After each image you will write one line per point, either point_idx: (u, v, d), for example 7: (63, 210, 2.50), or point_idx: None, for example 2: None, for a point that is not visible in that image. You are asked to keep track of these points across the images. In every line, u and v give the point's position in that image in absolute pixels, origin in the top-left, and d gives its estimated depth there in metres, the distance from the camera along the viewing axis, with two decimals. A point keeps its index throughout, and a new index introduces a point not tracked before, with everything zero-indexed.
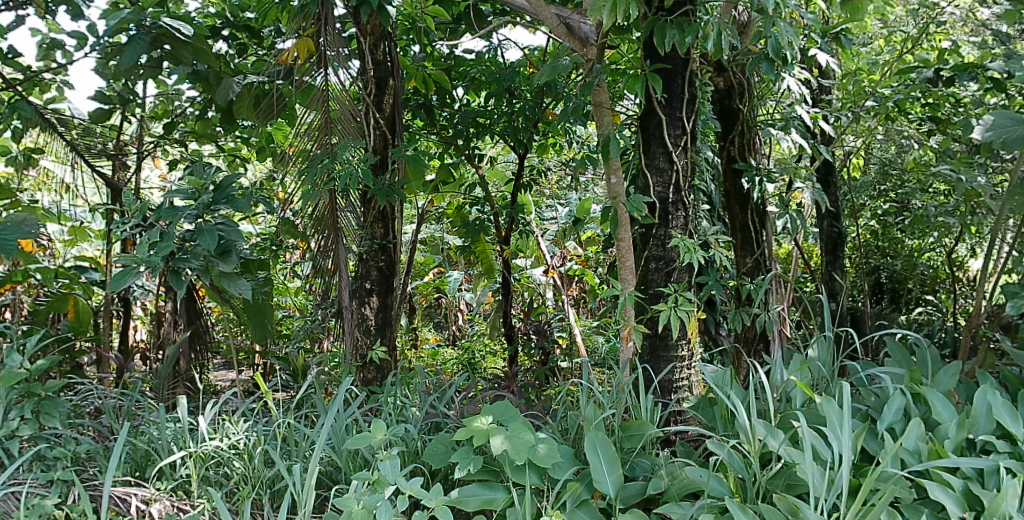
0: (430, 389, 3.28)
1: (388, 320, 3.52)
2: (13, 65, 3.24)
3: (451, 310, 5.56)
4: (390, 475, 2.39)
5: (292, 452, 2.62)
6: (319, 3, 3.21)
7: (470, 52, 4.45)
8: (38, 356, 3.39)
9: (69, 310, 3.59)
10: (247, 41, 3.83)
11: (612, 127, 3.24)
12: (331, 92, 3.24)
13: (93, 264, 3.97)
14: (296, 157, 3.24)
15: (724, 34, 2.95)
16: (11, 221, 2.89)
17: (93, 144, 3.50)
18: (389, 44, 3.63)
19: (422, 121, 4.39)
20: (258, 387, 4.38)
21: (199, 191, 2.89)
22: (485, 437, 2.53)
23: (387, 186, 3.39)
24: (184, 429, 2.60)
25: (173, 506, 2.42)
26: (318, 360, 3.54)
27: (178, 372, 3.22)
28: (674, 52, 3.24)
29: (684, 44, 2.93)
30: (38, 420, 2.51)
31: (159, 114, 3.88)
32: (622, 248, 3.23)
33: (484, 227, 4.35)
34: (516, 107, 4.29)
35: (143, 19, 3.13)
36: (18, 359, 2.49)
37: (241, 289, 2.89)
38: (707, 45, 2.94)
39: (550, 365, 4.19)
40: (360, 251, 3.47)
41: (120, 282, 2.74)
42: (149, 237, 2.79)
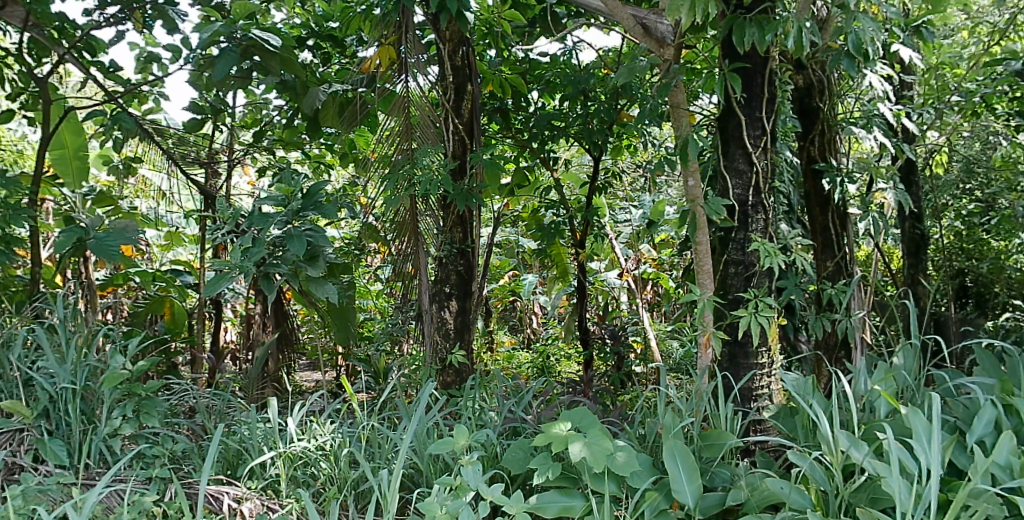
0: (509, 394, 3.27)
1: (467, 324, 3.55)
2: (115, 79, 3.37)
3: (526, 314, 5.53)
4: (472, 481, 2.44)
5: (376, 454, 2.69)
6: (400, 12, 3.25)
7: (547, 54, 4.50)
8: (138, 355, 3.58)
9: (166, 312, 3.82)
10: (331, 50, 3.95)
11: (690, 129, 3.20)
12: (411, 98, 3.31)
13: (187, 267, 4.13)
14: (378, 163, 3.33)
15: (807, 31, 2.92)
16: (115, 228, 3.06)
17: (186, 153, 3.65)
18: (468, 49, 3.68)
19: (498, 125, 4.44)
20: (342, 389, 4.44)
21: (289, 199, 2.99)
22: (564, 444, 2.55)
23: (466, 191, 3.43)
24: (274, 429, 2.70)
25: (263, 505, 2.51)
26: (399, 363, 3.58)
27: (267, 373, 3.35)
28: (753, 50, 3.19)
29: (765, 42, 2.88)
30: (139, 419, 2.63)
31: (249, 123, 3.99)
32: (700, 251, 3.19)
33: (560, 231, 4.28)
34: (591, 109, 4.25)
35: (234, 31, 3.23)
36: (122, 360, 2.64)
37: (328, 293, 2.95)
38: (790, 42, 2.89)
39: (626, 370, 4.13)
40: (440, 256, 3.50)
41: (214, 287, 2.81)
42: (242, 243, 2.87)
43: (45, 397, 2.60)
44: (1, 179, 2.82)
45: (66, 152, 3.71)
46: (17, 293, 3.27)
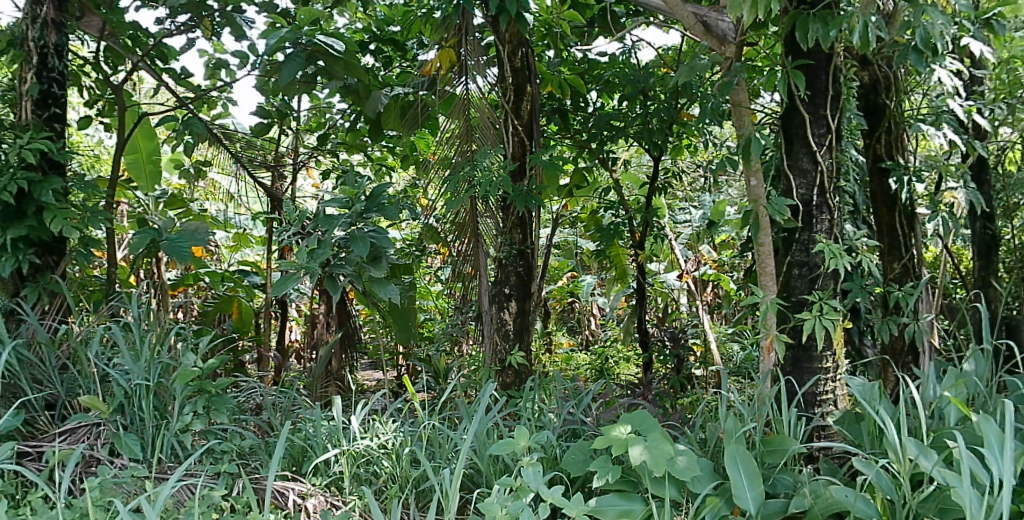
0: (568, 396, 3.26)
1: (527, 325, 3.56)
2: (186, 85, 3.47)
3: (584, 315, 5.51)
4: (532, 482, 2.44)
5: (437, 453, 2.72)
6: (460, 14, 3.29)
7: (605, 54, 4.48)
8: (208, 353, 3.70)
9: (234, 311, 3.96)
10: (392, 53, 4.00)
11: (752, 127, 3.15)
12: (471, 100, 3.33)
13: (254, 268, 4.25)
14: (438, 166, 3.36)
15: (871, 26, 2.80)
16: (186, 229, 3.17)
17: (253, 157, 3.75)
18: (527, 50, 3.69)
19: (557, 125, 4.45)
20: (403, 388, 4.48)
21: (353, 201, 3.04)
22: (624, 447, 2.54)
23: (526, 192, 3.43)
24: (338, 427, 2.75)
25: (327, 501, 2.56)
26: (459, 363, 3.61)
27: (330, 371, 3.43)
28: (817, 46, 3.12)
29: (829, 38, 2.80)
30: (209, 415, 2.71)
31: (313, 126, 4.07)
32: (762, 252, 3.13)
33: (619, 232, 4.24)
34: (650, 108, 4.20)
35: (300, 37, 3.32)
36: (193, 357, 2.72)
37: (390, 294, 3.00)
38: (853, 38, 2.76)
39: (685, 373, 4.08)
40: (500, 257, 3.53)
41: (281, 288, 2.88)
42: (308, 244, 2.94)
43: (120, 392, 2.68)
44: (80, 183, 2.93)
45: (140, 156, 3.83)
46: (94, 292, 3.39)
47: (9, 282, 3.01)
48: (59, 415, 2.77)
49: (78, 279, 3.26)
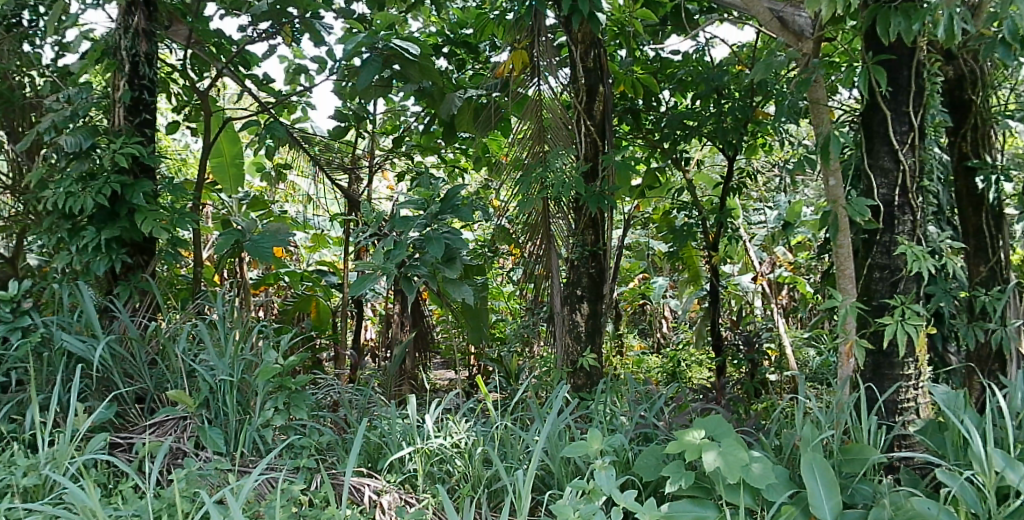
0: (640, 399, 3.23)
1: (599, 327, 3.54)
2: (268, 90, 3.57)
3: (655, 318, 5.43)
4: (605, 485, 2.43)
5: (508, 453, 2.74)
6: (532, 16, 3.31)
7: (678, 52, 4.43)
8: (289, 351, 3.82)
9: (312, 311, 4.12)
10: (465, 56, 4.06)
11: (832, 126, 3.05)
12: (544, 101, 3.34)
13: (332, 267, 4.40)
14: (511, 167, 3.38)
15: (958, 17, 2.68)
16: (268, 230, 3.33)
17: (331, 159, 3.83)
18: (599, 51, 3.68)
19: (629, 125, 4.45)
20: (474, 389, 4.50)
21: (428, 202, 3.09)
22: (698, 452, 2.51)
23: (598, 193, 3.41)
24: (412, 425, 2.80)
25: (401, 498, 2.60)
26: (530, 365, 3.61)
27: (404, 371, 3.50)
28: (899, 41, 3.01)
29: (912, 32, 2.70)
30: (289, 411, 2.79)
31: (389, 129, 4.13)
32: (841, 255, 3.03)
33: (692, 233, 4.17)
34: (724, 107, 4.14)
35: (376, 42, 3.39)
36: (275, 355, 2.80)
37: (464, 294, 3.02)
38: (938, 32, 2.67)
39: (760, 378, 3.99)
40: (572, 257, 3.53)
41: (359, 288, 2.94)
42: (385, 245, 2.99)
43: (206, 387, 2.79)
44: (168, 186, 3.05)
45: (224, 159, 3.97)
46: (181, 290, 3.52)
47: (103, 281, 3.15)
48: (148, 409, 2.89)
49: (166, 279, 3.39)
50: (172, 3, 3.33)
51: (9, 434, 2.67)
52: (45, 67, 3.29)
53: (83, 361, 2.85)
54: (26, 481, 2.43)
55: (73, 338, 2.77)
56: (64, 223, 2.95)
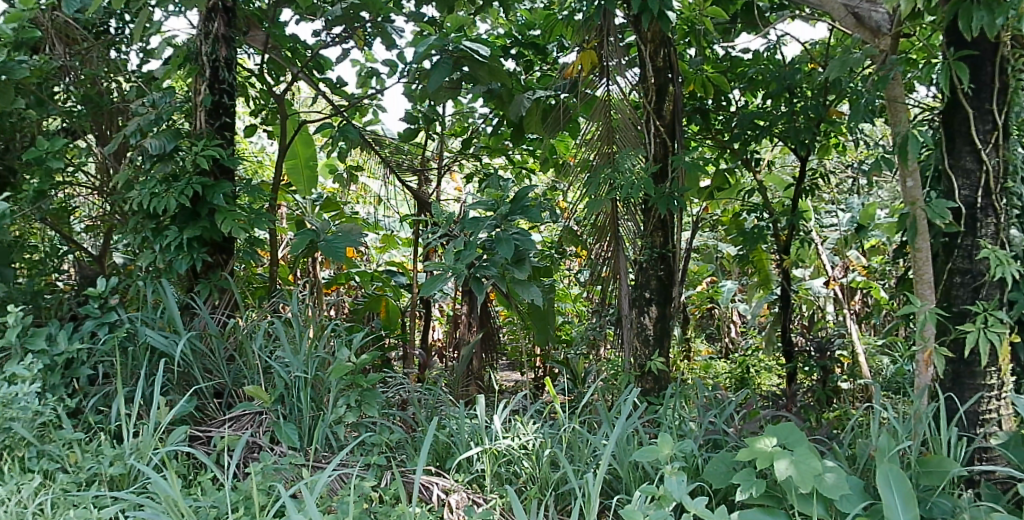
0: (710, 405, 3.19)
1: (667, 330, 3.51)
2: (341, 94, 3.66)
3: (723, 321, 5.33)
4: (676, 491, 2.40)
5: (576, 456, 2.74)
6: (601, 15, 3.29)
7: (749, 50, 4.34)
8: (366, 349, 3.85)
9: (381, 311, 4.19)
10: (534, 56, 4.04)
11: (910, 126, 2.96)
12: (612, 101, 3.33)
13: (401, 268, 4.43)
14: (578, 168, 3.38)
15: None
16: (342, 230, 3.42)
17: (401, 161, 3.95)
18: (669, 49, 3.65)
19: (698, 126, 4.37)
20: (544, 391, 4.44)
21: (498, 203, 3.11)
22: (769, 460, 2.47)
23: (668, 194, 3.37)
24: (480, 426, 2.82)
25: (469, 497, 2.62)
26: (597, 368, 3.60)
27: (471, 371, 3.55)
28: (982, 35, 2.87)
29: (995, 26, 2.60)
30: (361, 408, 2.84)
31: (457, 131, 4.15)
32: (919, 258, 2.96)
33: (763, 235, 4.09)
34: (797, 106, 4.04)
35: (447, 44, 3.43)
36: (347, 353, 2.86)
37: (533, 295, 2.99)
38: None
39: (833, 386, 3.88)
40: (641, 259, 3.51)
41: (430, 287, 3.01)
42: (456, 246, 3.05)
43: (281, 384, 2.86)
44: (247, 186, 3.15)
45: (298, 161, 4.05)
46: (258, 289, 3.63)
47: (185, 278, 3.27)
48: (226, 403, 2.98)
49: (244, 277, 3.49)
50: (249, 10, 3.42)
51: (97, 425, 2.79)
52: (132, 73, 3.45)
53: (166, 356, 2.96)
54: (113, 470, 2.54)
55: (156, 333, 2.88)
56: (148, 223, 3.07)
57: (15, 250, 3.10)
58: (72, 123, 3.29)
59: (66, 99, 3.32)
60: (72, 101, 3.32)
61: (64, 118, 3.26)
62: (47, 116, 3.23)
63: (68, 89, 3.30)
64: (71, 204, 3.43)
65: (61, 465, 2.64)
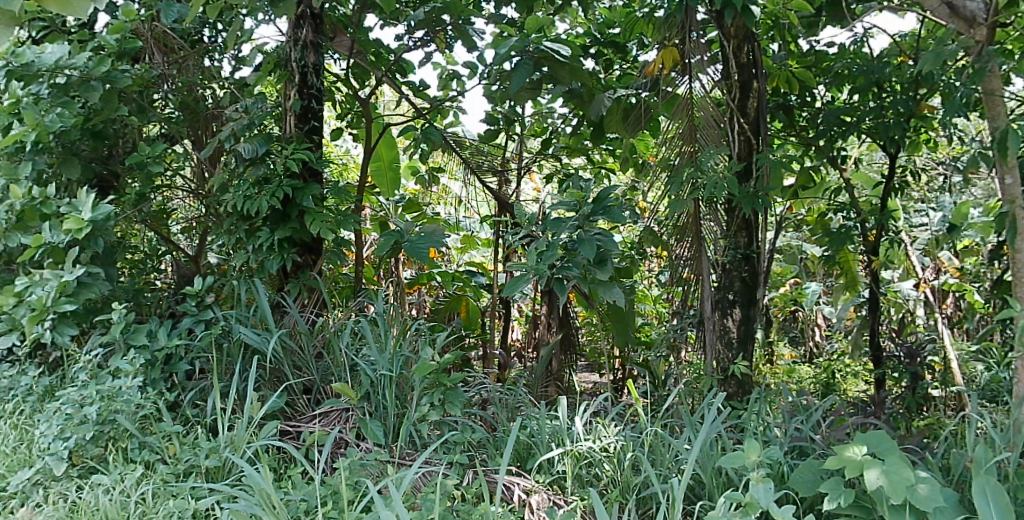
0: (795, 411, 3.13)
1: (751, 334, 3.46)
2: (423, 97, 3.76)
3: (808, 325, 5.21)
4: (763, 499, 2.35)
5: (658, 460, 2.73)
6: (683, 12, 3.27)
7: (834, 44, 4.21)
8: (449, 347, 3.91)
9: (462, 310, 4.26)
10: (613, 56, 4.03)
11: (1010, 119, 2.83)
12: (695, 100, 3.27)
13: (482, 269, 4.50)
14: (658, 168, 3.35)
15: None
16: (424, 232, 3.43)
17: (480, 162, 3.96)
18: (753, 45, 3.57)
19: (781, 123, 4.25)
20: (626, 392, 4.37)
21: (580, 203, 3.12)
22: (859, 469, 2.40)
23: (752, 193, 3.32)
24: (561, 427, 2.83)
25: (550, 498, 2.64)
26: (678, 370, 3.57)
27: (551, 372, 3.59)
28: None
29: None
30: (443, 407, 2.89)
31: (537, 132, 4.16)
32: (1019, 260, 2.78)
33: (850, 235, 3.96)
34: (886, 101, 3.90)
35: (528, 45, 3.42)
36: (430, 353, 2.90)
37: (615, 296, 3.03)
38: None
39: (923, 393, 3.76)
40: (724, 261, 3.45)
41: (514, 287, 3.07)
42: (538, 247, 3.08)
43: (367, 382, 2.93)
44: (335, 189, 3.24)
45: (383, 164, 4.18)
46: (344, 287, 3.74)
47: (275, 278, 3.39)
48: (314, 399, 3.07)
49: (331, 277, 3.60)
50: (335, 16, 3.49)
51: (194, 418, 2.91)
52: (225, 79, 3.59)
53: (258, 354, 3.07)
54: (209, 462, 2.64)
55: (250, 331, 2.99)
56: (242, 225, 3.19)
57: (119, 251, 3.26)
58: (171, 129, 3.45)
59: (164, 106, 3.47)
60: (170, 108, 3.47)
61: (163, 124, 3.42)
62: (148, 123, 3.39)
63: (166, 96, 3.45)
64: (168, 206, 3.58)
65: (161, 456, 2.76)
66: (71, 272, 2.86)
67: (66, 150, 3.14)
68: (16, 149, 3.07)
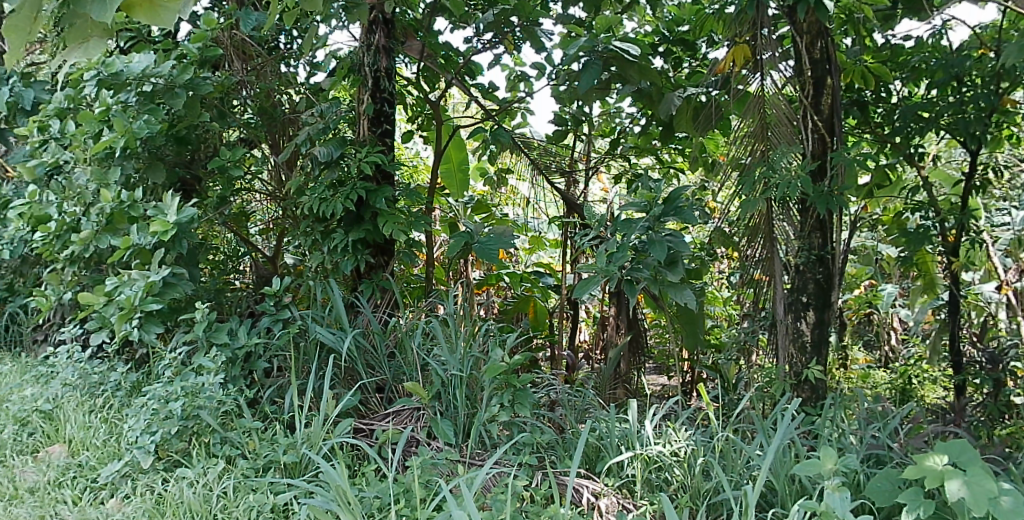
0: (871, 418, 3.06)
1: (825, 338, 3.39)
2: (492, 98, 3.79)
3: (883, 328, 5.08)
4: (840, 509, 2.31)
5: (729, 466, 2.71)
6: (753, 8, 3.20)
7: (911, 37, 4.07)
8: (518, 349, 3.93)
9: (530, 311, 4.30)
10: (682, 53, 3.99)
11: None
12: (767, 98, 3.22)
13: (549, 270, 4.49)
14: (729, 167, 3.30)
15: None
16: (494, 233, 3.47)
17: (549, 163, 3.98)
18: (827, 40, 3.49)
19: (856, 119, 4.13)
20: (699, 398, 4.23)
21: (650, 204, 3.10)
22: (939, 480, 2.34)
23: (827, 193, 3.24)
24: (631, 431, 2.83)
25: (619, 502, 2.64)
26: (750, 375, 3.53)
27: (619, 374, 3.59)
28: None
29: None
30: (513, 408, 2.90)
31: (606, 132, 4.15)
32: None
33: (929, 236, 3.84)
34: (966, 95, 3.77)
35: (597, 45, 3.44)
36: (500, 353, 2.93)
37: (686, 298, 3.00)
38: None
39: (1006, 400, 3.63)
40: (798, 263, 3.38)
41: (584, 289, 3.07)
42: (608, 248, 3.08)
43: (438, 381, 2.98)
44: (407, 190, 3.31)
45: (452, 165, 4.27)
46: (416, 288, 3.81)
47: (349, 278, 3.48)
48: (387, 398, 3.13)
49: (403, 277, 3.68)
50: (406, 20, 3.57)
51: (272, 414, 3.00)
52: (301, 85, 3.70)
53: (333, 353, 3.15)
54: (286, 458, 2.71)
55: (325, 330, 3.07)
56: (318, 226, 3.29)
57: (201, 251, 3.38)
58: (249, 133, 3.56)
59: (243, 111, 3.60)
60: (249, 113, 3.60)
61: (243, 128, 3.54)
62: (228, 128, 3.51)
63: (246, 102, 3.59)
64: (247, 208, 3.70)
65: (241, 451, 2.85)
66: (157, 272, 2.97)
67: (151, 154, 3.30)
68: (106, 154, 3.24)
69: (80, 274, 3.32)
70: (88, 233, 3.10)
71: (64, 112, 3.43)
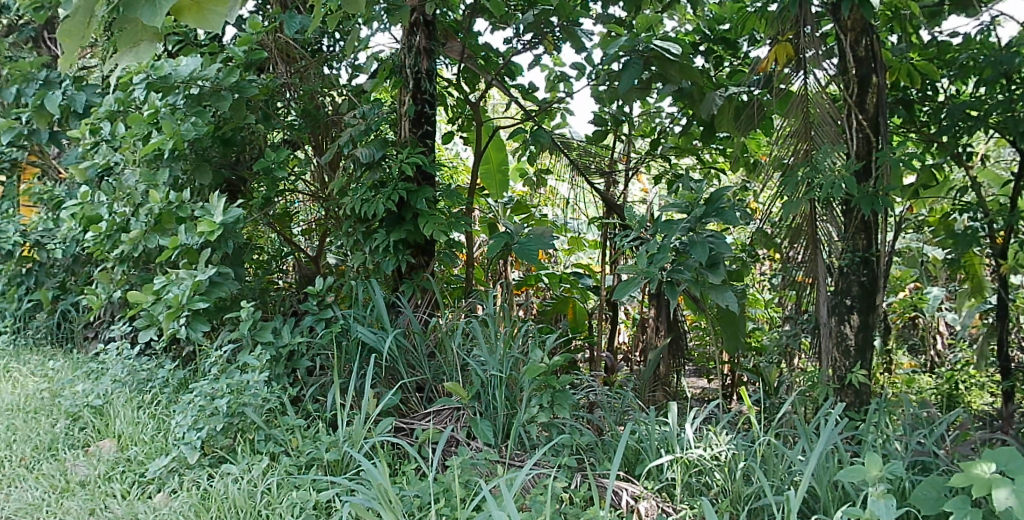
0: (917, 424, 3.01)
1: (870, 342, 3.34)
2: (532, 99, 3.79)
3: (929, 332, 4.99)
4: (884, 516, 2.28)
5: (770, 471, 2.69)
6: (797, 5, 3.16)
7: (958, 34, 3.98)
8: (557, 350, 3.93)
9: (568, 312, 4.31)
10: (724, 52, 3.96)
11: None
12: (810, 96, 3.15)
13: (587, 270, 4.53)
14: (771, 167, 3.24)
15: None
16: (533, 233, 3.49)
17: (588, 163, 3.97)
18: (872, 37, 3.41)
19: (901, 119, 4.08)
20: (739, 402, 4.24)
21: (692, 205, 3.08)
22: (987, 488, 2.29)
23: (872, 194, 3.19)
24: (671, 434, 2.82)
25: (659, 506, 2.63)
26: (791, 378, 3.50)
27: (659, 376, 3.58)
28: None
29: None
30: (553, 409, 2.90)
31: (646, 132, 4.14)
32: None
33: (977, 237, 3.76)
34: (1016, 93, 3.67)
35: (638, 44, 3.43)
36: (540, 355, 2.94)
37: (727, 301, 2.98)
38: None
39: None
40: (842, 265, 3.34)
41: (624, 290, 3.06)
42: (648, 249, 3.07)
43: (478, 382, 3.00)
44: (447, 191, 3.33)
45: (492, 166, 4.30)
46: (456, 289, 3.84)
47: (391, 279, 3.52)
48: (427, 398, 3.16)
49: (444, 278, 3.70)
50: (446, 21, 3.60)
51: (315, 413, 3.04)
52: (343, 87, 3.73)
53: (375, 352, 3.19)
54: (329, 455, 2.74)
55: (367, 330, 3.11)
56: (360, 226, 3.33)
57: (246, 251, 3.44)
58: (293, 135, 3.62)
59: (287, 113, 3.66)
60: (292, 115, 3.66)
61: (287, 130, 3.60)
62: (273, 130, 3.57)
63: (290, 104, 3.65)
64: (291, 209, 3.76)
65: (285, 448, 2.89)
66: (204, 272, 3.03)
67: (198, 156, 3.37)
68: (155, 156, 3.32)
69: (128, 273, 3.40)
70: (137, 233, 3.17)
71: (114, 115, 3.52)
